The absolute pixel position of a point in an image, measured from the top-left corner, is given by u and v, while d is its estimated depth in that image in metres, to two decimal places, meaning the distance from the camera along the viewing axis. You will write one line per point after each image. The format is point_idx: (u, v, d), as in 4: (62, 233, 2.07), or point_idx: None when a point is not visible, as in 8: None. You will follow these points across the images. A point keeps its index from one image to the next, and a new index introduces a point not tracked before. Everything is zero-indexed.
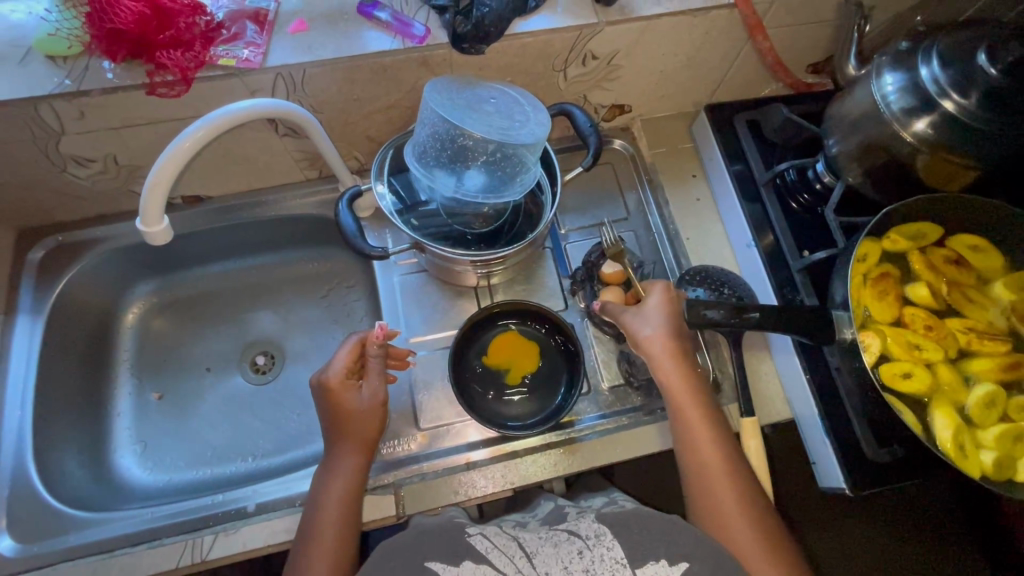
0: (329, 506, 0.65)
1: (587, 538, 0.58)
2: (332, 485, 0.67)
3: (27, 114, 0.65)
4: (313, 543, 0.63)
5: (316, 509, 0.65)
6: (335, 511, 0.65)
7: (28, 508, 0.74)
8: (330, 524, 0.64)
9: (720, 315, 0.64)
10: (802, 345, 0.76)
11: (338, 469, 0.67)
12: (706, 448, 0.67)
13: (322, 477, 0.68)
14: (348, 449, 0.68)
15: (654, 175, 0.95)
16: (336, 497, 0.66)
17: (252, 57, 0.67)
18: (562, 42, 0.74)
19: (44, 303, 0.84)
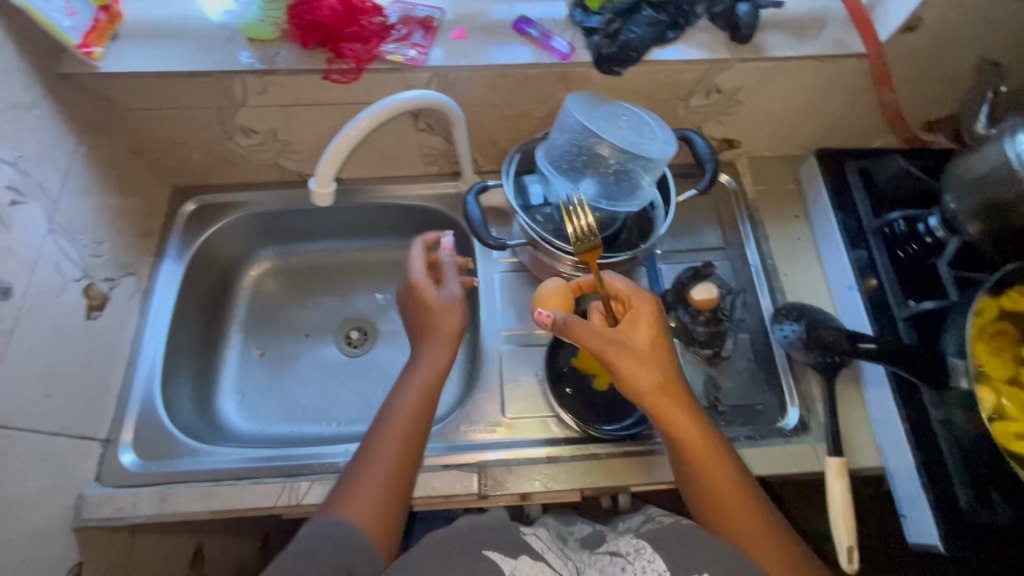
0: (402, 413, 0.69)
1: (628, 554, 0.59)
2: (409, 391, 0.72)
3: (222, 84, 0.76)
4: (376, 446, 0.67)
5: (389, 412, 0.70)
6: (405, 416, 0.69)
7: (149, 429, 0.81)
8: (397, 431, 0.68)
9: (836, 337, 0.78)
10: (902, 395, 0.75)
11: (413, 382, 0.72)
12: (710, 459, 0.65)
13: (400, 387, 0.73)
14: (426, 362, 0.74)
15: (756, 210, 0.97)
16: (407, 404, 0.70)
17: (417, 57, 0.75)
18: (693, 73, 0.79)
19: (187, 250, 0.94)
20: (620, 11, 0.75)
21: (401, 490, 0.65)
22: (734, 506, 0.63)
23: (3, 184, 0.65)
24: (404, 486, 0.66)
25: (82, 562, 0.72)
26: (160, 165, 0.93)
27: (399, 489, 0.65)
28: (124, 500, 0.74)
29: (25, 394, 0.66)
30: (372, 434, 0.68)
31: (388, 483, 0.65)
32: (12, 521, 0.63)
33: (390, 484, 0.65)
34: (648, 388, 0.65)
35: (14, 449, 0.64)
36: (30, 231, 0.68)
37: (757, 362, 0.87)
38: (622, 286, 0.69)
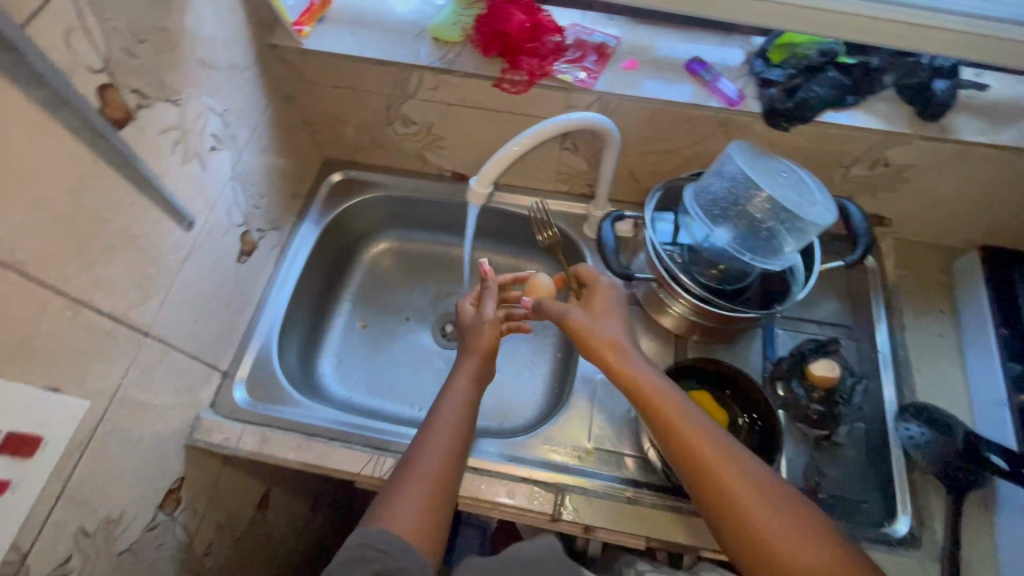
0: (446, 402, 0.74)
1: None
2: (453, 401, 0.75)
3: (402, 75, 0.82)
4: (413, 484, 0.66)
5: (421, 446, 0.70)
6: (444, 441, 0.71)
7: (262, 373, 0.88)
8: (437, 466, 0.68)
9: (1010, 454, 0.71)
10: None
11: (444, 417, 0.73)
12: (705, 466, 0.59)
13: (425, 427, 0.73)
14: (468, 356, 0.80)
15: (896, 295, 0.90)
16: (446, 438, 0.71)
17: (586, 79, 0.77)
18: (864, 142, 0.75)
19: (324, 218, 1.02)
20: (803, 69, 0.73)
21: (443, 509, 0.66)
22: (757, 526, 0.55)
23: (209, 131, 0.73)
24: (453, 471, 0.69)
25: (183, 478, 0.79)
26: (320, 137, 1.01)
27: (438, 510, 0.65)
28: (230, 432, 0.80)
29: (181, 317, 0.74)
30: (399, 485, 0.66)
31: (422, 517, 0.64)
32: (146, 426, 0.70)
33: (427, 513, 0.64)
34: (656, 405, 0.64)
35: (163, 362, 0.72)
36: (218, 176, 0.77)
37: (869, 456, 0.80)
38: (571, 310, 0.75)
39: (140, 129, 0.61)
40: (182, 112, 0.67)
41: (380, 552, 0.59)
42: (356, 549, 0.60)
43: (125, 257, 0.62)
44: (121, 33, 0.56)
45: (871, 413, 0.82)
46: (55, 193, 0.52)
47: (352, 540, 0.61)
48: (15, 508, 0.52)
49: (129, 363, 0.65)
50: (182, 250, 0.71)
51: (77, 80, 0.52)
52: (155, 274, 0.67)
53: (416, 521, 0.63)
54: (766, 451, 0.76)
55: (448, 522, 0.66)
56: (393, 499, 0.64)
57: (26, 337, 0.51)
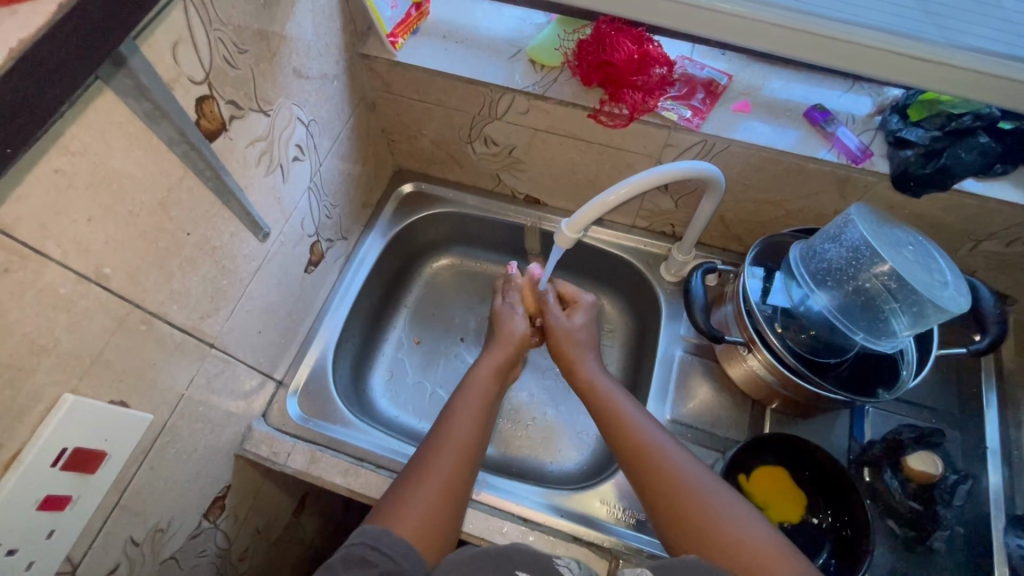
0: (460, 408, 0.69)
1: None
2: (468, 413, 0.68)
3: (494, 96, 0.78)
4: (423, 490, 0.60)
5: (435, 452, 0.64)
6: (458, 446, 0.65)
7: (317, 385, 0.86)
8: (449, 468, 0.62)
9: None
10: None
11: (452, 422, 0.67)
12: (683, 498, 0.57)
13: (435, 431, 0.67)
14: (484, 367, 0.75)
15: (1014, 384, 0.80)
16: (457, 444, 0.65)
17: (693, 118, 0.71)
18: (1006, 217, 0.67)
19: (392, 229, 0.99)
20: (947, 131, 0.64)
21: (443, 505, 0.59)
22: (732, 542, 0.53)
23: (295, 141, 0.71)
24: (464, 481, 0.63)
25: (229, 485, 0.77)
26: (397, 147, 0.99)
27: (446, 521, 0.59)
28: (281, 446, 0.79)
29: (246, 326, 0.73)
30: (405, 491, 0.60)
31: (429, 526, 0.57)
32: (202, 435, 0.69)
33: (434, 523, 0.58)
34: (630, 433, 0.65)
35: (224, 372, 0.70)
36: (297, 185, 0.75)
37: (969, 568, 0.70)
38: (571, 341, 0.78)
39: (231, 140, 0.59)
40: (272, 122, 0.65)
41: (383, 556, 0.52)
42: (359, 550, 0.52)
43: (201, 269, 0.60)
44: (225, 44, 0.54)
45: (974, 517, 0.73)
46: (145, 206, 0.50)
47: (354, 537, 0.54)
48: (72, 522, 0.51)
49: (194, 372, 0.64)
50: (255, 260, 0.70)
51: (178, 91, 0.50)
52: (227, 285, 0.66)
53: (424, 530, 0.57)
54: (849, 549, 0.69)
55: (449, 539, 0.59)
56: (405, 504, 0.58)
57: (102, 351, 0.50)
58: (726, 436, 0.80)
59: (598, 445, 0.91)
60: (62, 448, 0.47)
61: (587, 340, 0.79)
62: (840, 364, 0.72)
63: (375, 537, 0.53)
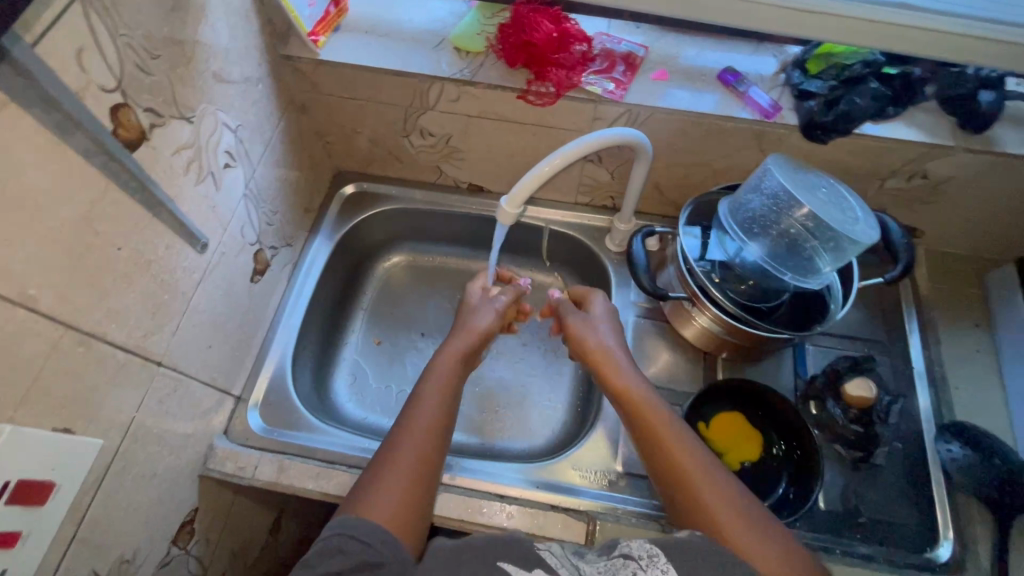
0: (427, 389, 0.69)
1: (639, 558, 0.48)
2: (436, 392, 0.69)
3: (423, 86, 0.79)
4: (398, 472, 0.60)
5: (404, 431, 0.64)
6: (425, 424, 0.65)
7: (277, 396, 0.84)
8: (420, 452, 0.62)
9: None
10: None
11: (426, 400, 0.67)
12: (699, 488, 0.58)
13: (404, 413, 0.67)
14: (452, 348, 0.75)
15: (931, 309, 0.87)
16: (426, 425, 0.65)
17: (615, 91, 0.74)
18: (905, 154, 0.73)
19: (337, 232, 0.99)
20: (842, 80, 0.71)
21: (419, 489, 0.60)
22: (759, 560, 0.53)
23: (223, 147, 0.70)
24: (435, 464, 0.63)
25: (197, 508, 0.75)
26: (333, 149, 0.98)
27: (419, 499, 0.59)
28: (246, 461, 0.77)
29: (195, 342, 0.71)
30: (378, 472, 0.60)
31: (405, 509, 0.58)
32: (160, 459, 0.67)
33: (410, 505, 0.58)
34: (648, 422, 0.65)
35: (177, 391, 0.68)
36: (231, 193, 0.73)
37: (908, 478, 0.77)
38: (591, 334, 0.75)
39: (155, 149, 0.57)
40: (197, 129, 0.64)
41: (360, 544, 0.52)
42: (335, 539, 0.52)
43: (139, 285, 0.58)
44: (134, 49, 0.53)
45: (908, 432, 0.80)
46: (67, 222, 0.48)
47: (329, 530, 0.54)
48: (26, 559, 0.49)
49: (143, 394, 0.62)
50: (196, 272, 0.68)
51: (89, 99, 0.48)
52: (168, 301, 0.64)
53: (398, 512, 0.57)
54: (804, 476, 0.74)
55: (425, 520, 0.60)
56: (367, 491, 0.58)
57: (38, 377, 0.48)
58: (684, 391, 0.84)
59: (566, 418, 0.93)
60: (4, 481, 0.45)
61: (612, 333, 0.76)
62: (775, 306, 0.77)
63: (354, 523, 0.54)
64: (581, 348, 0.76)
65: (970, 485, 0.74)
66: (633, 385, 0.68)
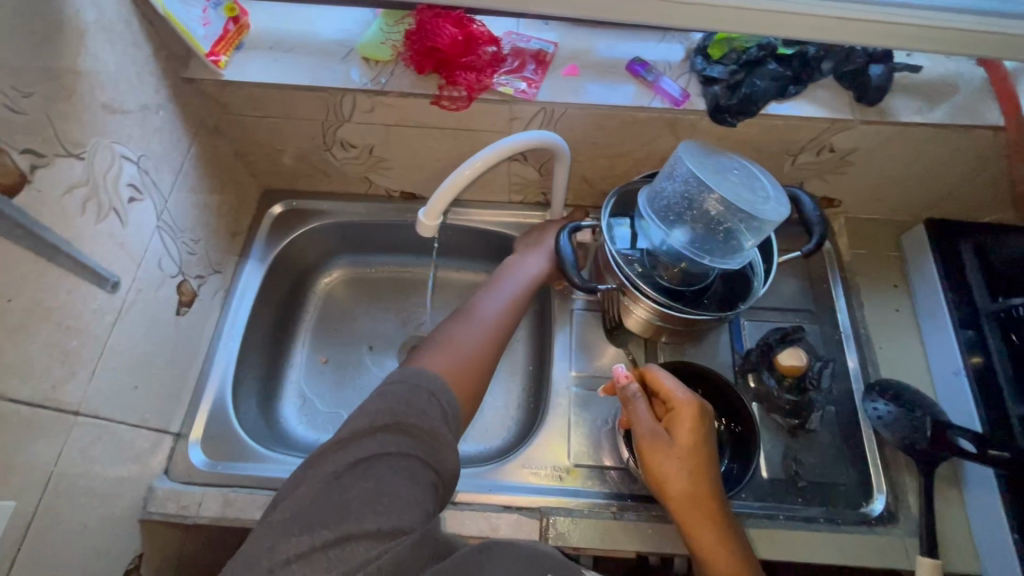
0: (480, 319, 0.76)
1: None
2: (483, 324, 0.75)
3: (334, 99, 0.77)
4: (461, 346, 0.71)
5: (467, 319, 0.76)
6: (492, 320, 0.77)
7: (219, 429, 0.82)
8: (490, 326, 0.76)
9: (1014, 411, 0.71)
10: (1009, 486, 0.69)
11: (487, 304, 0.79)
12: None
13: (465, 314, 0.77)
14: (489, 311, 0.77)
15: (853, 274, 0.91)
16: (485, 324, 0.76)
17: (528, 89, 0.74)
18: (810, 130, 0.76)
19: (270, 252, 0.96)
20: (742, 63, 0.73)
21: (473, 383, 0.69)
22: None
23: (125, 180, 0.67)
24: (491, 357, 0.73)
25: (141, 555, 0.73)
26: (257, 168, 0.95)
27: (473, 374, 0.69)
28: (189, 499, 0.75)
29: (118, 385, 0.68)
30: (444, 344, 0.71)
31: (463, 376, 0.68)
32: (90, 510, 0.64)
33: (469, 369, 0.69)
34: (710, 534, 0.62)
35: (103, 438, 0.66)
36: (142, 227, 0.70)
37: (842, 439, 0.81)
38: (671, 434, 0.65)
39: (39, 192, 0.55)
40: (90, 165, 0.61)
41: (424, 391, 0.62)
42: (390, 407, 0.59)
43: (39, 335, 0.56)
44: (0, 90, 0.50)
45: (839, 394, 0.83)
46: None
47: (400, 375, 0.63)
48: None
49: (60, 447, 0.59)
50: (109, 313, 0.65)
51: None
52: (79, 347, 0.61)
53: (456, 372, 0.68)
54: (744, 448, 0.77)
55: (482, 392, 0.70)
56: (451, 351, 0.70)
57: None
58: None
59: (518, 415, 0.93)
60: None
61: (707, 443, 0.65)
62: (703, 288, 0.79)
63: (408, 375, 0.63)
64: (653, 442, 0.65)
65: (898, 445, 0.76)
66: (710, 496, 0.64)
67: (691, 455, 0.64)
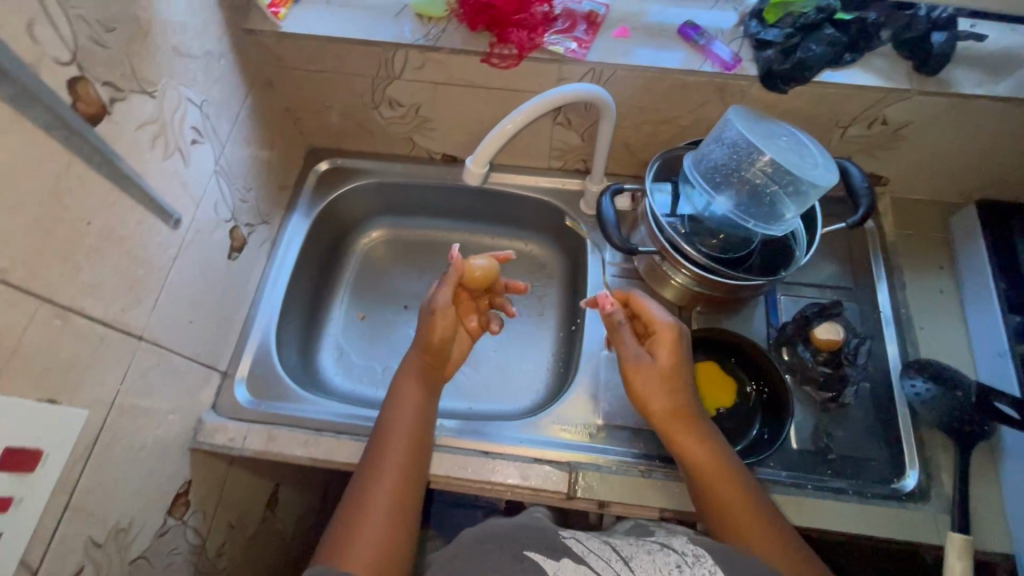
0: (394, 422, 0.67)
1: (683, 554, 0.51)
2: (393, 438, 0.66)
3: (387, 55, 0.79)
4: (370, 510, 0.59)
5: (376, 457, 0.64)
6: (402, 442, 0.65)
7: (263, 370, 0.86)
8: (408, 429, 0.67)
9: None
10: None
11: (394, 430, 0.67)
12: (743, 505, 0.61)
13: (378, 432, 0.67)
14: (401, 414, 0.68)
15: (896, 254, 0.90)
16: (394, 462, 0.63)
17: (578, 50, 0.75)
18: (863, 100, 0.75)
19: (315, 207, 0.99)
20: (799, 27, 0.72)
21: (400, 501, 0.61)
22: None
23: (189, 123, 0.70)
24: (412, 491, 0.63)
25: (190, 481, 0.77)
26: (305, 125, 0.98)
27: (401, 531, 0.59)
28: (235, 432, 0.79)
29: (175, 317, 0.72)
30: (352, 510, 0.59)
31: (383, 544, 0.57)
32: (147, 432, 0.68)
33: (393, 528, 0.58)
34: (689, 442, 0.65)
35: (160, 366, 0.70)
36: (201, 169, 0.73)
37: (876, 415, 0.80)
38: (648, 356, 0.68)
39: (117, 124, 0.58)
40: (160, 104, 0.64)
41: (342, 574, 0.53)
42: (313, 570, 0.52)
43: (112, 259, 0.59)
44: (88, 22, 0.53)
45: (875, 372, 0.83)
46: (31, 195, 0.49)
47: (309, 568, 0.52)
48: (20, 524, 0.51)
49: (126, 368, 0.63)
50: (171, 248, 0.69)
51: (45, 72, 0.49)
52: (145, 276, 0.65)
53: (374, 553, 0.56)
54: (775, 417, 0.77)
55: (409, 528, 0.60)
56: (353, 523, 0.58)
57: (18, 346, 0.49)
58: None
59: (548, 378, 0.95)
60: None
61: (684, 355, 0.68)
62: (743, 255, 0.79)
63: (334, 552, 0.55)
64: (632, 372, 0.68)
65: (935, 421, 0.76)
66: (688, 407, 0.67)
67: (671, 376, 0.67)
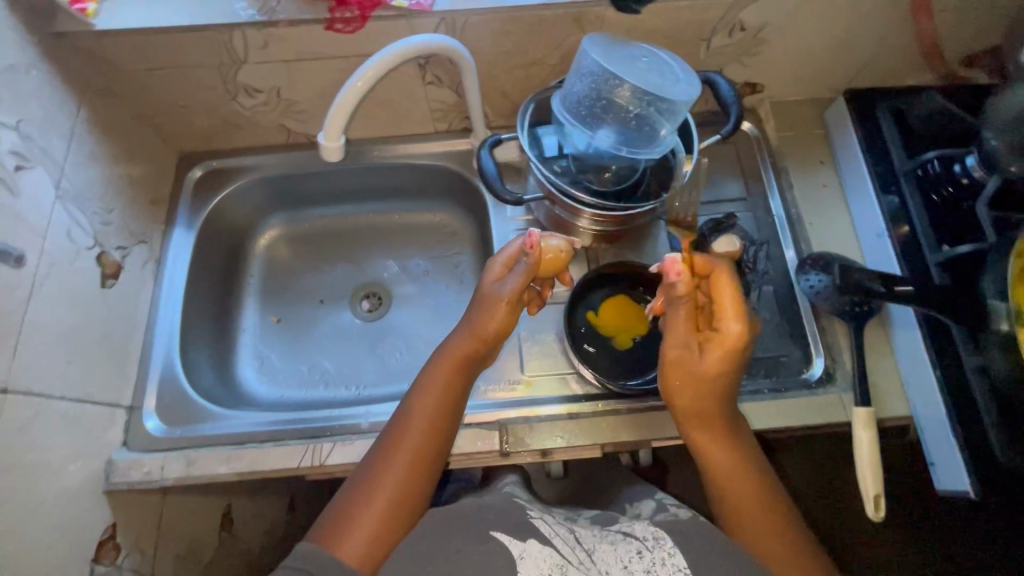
0: (418, 401, 0.65)
1: (645, 539, 0.54)
2: (413, 426, 0.63)
3: (223, 38, 0.73)
4: (376, 494, 0.58)
5: (395, 437, 0.62)
6: (422, 425, 0.63)
7: (172, 396, 0.81)
8: (433, 411, 0.64)
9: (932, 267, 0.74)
10: (930, 325, 0.73)
11: (421, 409, 0.64)
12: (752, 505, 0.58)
13: (402, 411, 0.65)
14: (428, 393, 0.65)
15: (782, 157, 0.92)
16: (411, 449, 0.62)
17: (423, 1, 0.72)
18: (715, 9, 0.75)
19: (198, 216, 0.93)
20: None
21: (408, 494, 0.59)
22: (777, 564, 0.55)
23: (6, 148, 0.64)
24: (426, 475, 0.61)
25: (115, 524, 0.73)
26: (166, 131, 0.91)
27: (400, 520, 0.58)
28: (150, 464, 0.75)
29: (49, 358, 0.67)
30: (359, 491, 0.59)
31: (377, 535, 0.57)
32: (45, 483, 0.64)
33: (392, 523, 0.58)
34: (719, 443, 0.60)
35: (44, 413, 0.65)
36: (38, 198, 0.67)
37: (781, 314, 0.84)
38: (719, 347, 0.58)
39: None
40: None
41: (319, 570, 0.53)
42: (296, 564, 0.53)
43: None
44: None
45: (775, 273, 0.86)
46: None
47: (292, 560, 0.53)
48: None
49: None
50: (19, 289, 0.64)
51: None
52: None
53: (366, 545, 0.56)
54: None
55: (411, 519, 0.59)
56: (350, 517, 0.57)
57: None
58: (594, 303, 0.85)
59: None
60: None
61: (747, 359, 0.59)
62: (629, 183, 0.80)
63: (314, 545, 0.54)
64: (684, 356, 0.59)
65: (831, 309, 0.80)
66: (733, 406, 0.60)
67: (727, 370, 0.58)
